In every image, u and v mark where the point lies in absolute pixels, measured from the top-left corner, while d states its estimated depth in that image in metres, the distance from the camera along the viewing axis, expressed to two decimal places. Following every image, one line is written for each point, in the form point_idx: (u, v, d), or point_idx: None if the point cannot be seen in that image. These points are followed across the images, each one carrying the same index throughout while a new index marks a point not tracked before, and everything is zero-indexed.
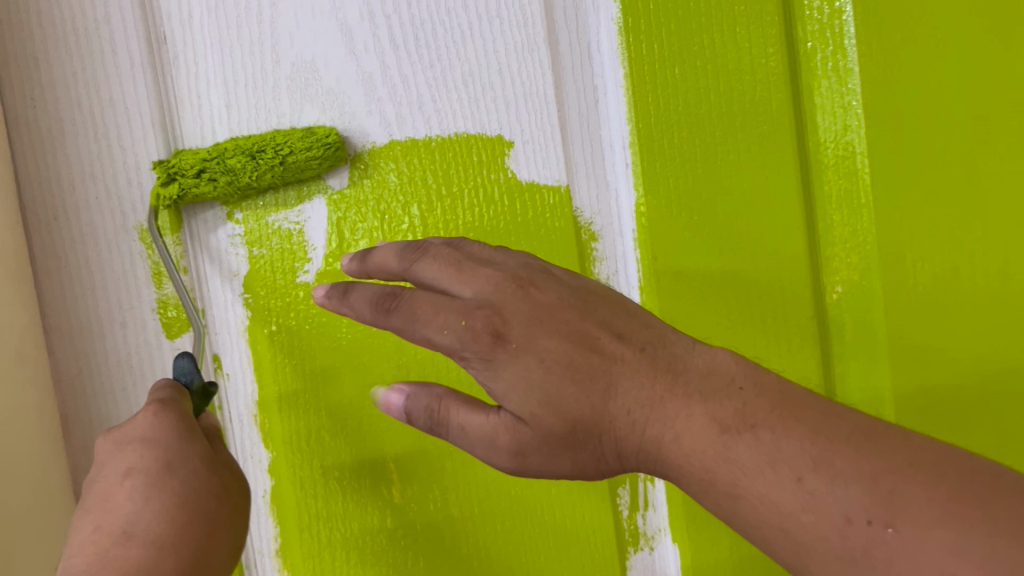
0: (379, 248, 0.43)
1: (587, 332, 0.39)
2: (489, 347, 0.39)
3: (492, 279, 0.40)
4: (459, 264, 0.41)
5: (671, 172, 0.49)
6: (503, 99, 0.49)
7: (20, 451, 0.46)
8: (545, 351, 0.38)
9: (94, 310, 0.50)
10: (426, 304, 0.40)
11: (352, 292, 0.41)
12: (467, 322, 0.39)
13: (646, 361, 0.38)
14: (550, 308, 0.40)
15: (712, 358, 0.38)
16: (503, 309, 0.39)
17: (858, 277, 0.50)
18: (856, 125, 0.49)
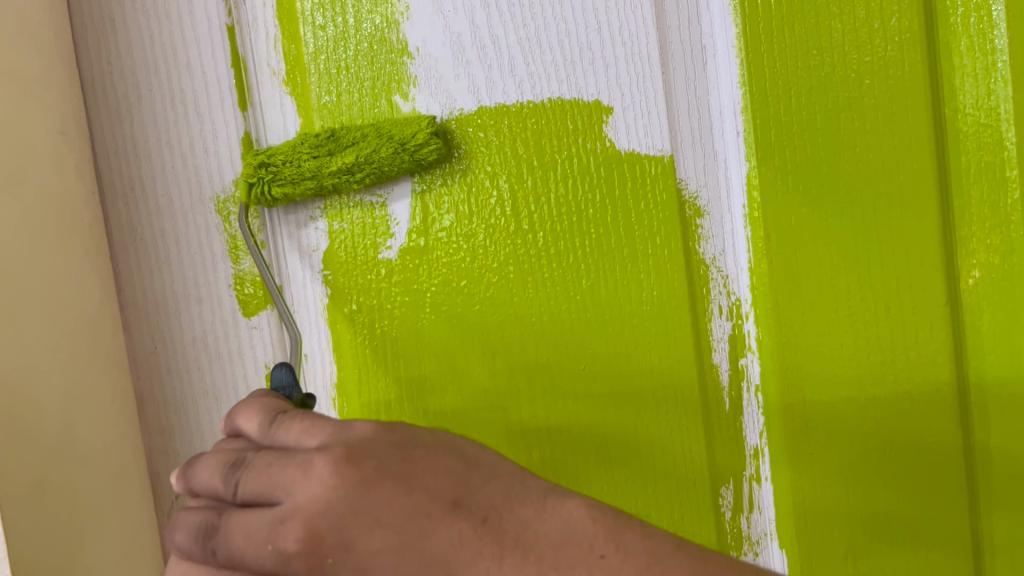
0: (243, 411, 0.33)
1: (411, 506, 0.29)
2: (305, 569, 0.28)
3: (303, 464, 0.29)
4: (270, 465, 0.30)
5: (787, 142, 0.45)
6: (602, 62, 0.45)
7: (91, 426, 0.44)
8: (367, 559, 0.28)
9: (169, 285, 0.48)
10: (234, 536, 0.30)
11: (177, 530, 0.31)
12: (274, 545, 0.29)
13: (489, 538, 0.29)
14: (363, 481, 0.29)
15: (565, 516, 0.29)
16: (312, 519, 0.28)
17: (998, 261, 0.45)
18: (1001, 89, 0.44)
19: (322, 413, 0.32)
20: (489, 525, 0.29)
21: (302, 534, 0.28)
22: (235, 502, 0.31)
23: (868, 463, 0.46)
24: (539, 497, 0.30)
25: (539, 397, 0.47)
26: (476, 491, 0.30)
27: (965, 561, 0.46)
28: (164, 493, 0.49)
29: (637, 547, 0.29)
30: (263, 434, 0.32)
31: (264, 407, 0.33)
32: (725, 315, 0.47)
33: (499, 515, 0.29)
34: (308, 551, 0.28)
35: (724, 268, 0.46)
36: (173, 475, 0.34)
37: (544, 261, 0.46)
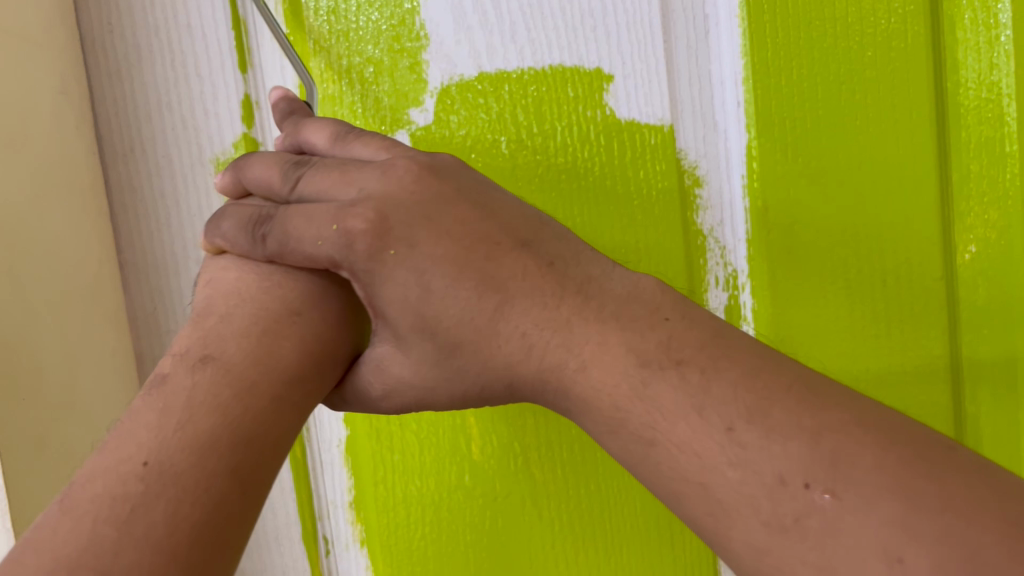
0: (314, 122, 0.40)
1: (486, 234, 0.34)
2: (366, 253, 0.34)
3: (381, 169, 0.36)
4: (343, 167, 0.36)
5: (788, 114, 0.45)
6: (603, 29, 0.45)
7: (89, 387, 0.45)
8: (426, 259, 0.34)
9: (168, 247, 0.48)
10: (297, 219, 0.35)
11: (226, 221, 0.38)
12: (340, 227, 0.34)
13: (555, 278, 0.34)
14: (442, 195, 0.35)
15: (636, 282, 0.34)
16: (384, 206, 0.34)
17: (996, 237, 0.45)
18: (1003, 62, 0.44)
19: (392, 140, 0.39)
20: (555, 268, 0.34)
21: (372, 219, 0.34)
22: (289, 198, 0.37)
23: None
24: (608, 265, 0.35)
25: (567, 184, 0.46)
26: (548, 241, 0.35)
27: None
28: None
29: (704, 322, 0.32)
30: (331, 145, 0.39)
31: (337, 125, 0.39)
32: (722, 286, 0.47)
33: (566, 263, 0.34)
34: (374, 234, 0.33)
35: (722, 240, 0.46)
36: (224, 177, 0.40)
37: None
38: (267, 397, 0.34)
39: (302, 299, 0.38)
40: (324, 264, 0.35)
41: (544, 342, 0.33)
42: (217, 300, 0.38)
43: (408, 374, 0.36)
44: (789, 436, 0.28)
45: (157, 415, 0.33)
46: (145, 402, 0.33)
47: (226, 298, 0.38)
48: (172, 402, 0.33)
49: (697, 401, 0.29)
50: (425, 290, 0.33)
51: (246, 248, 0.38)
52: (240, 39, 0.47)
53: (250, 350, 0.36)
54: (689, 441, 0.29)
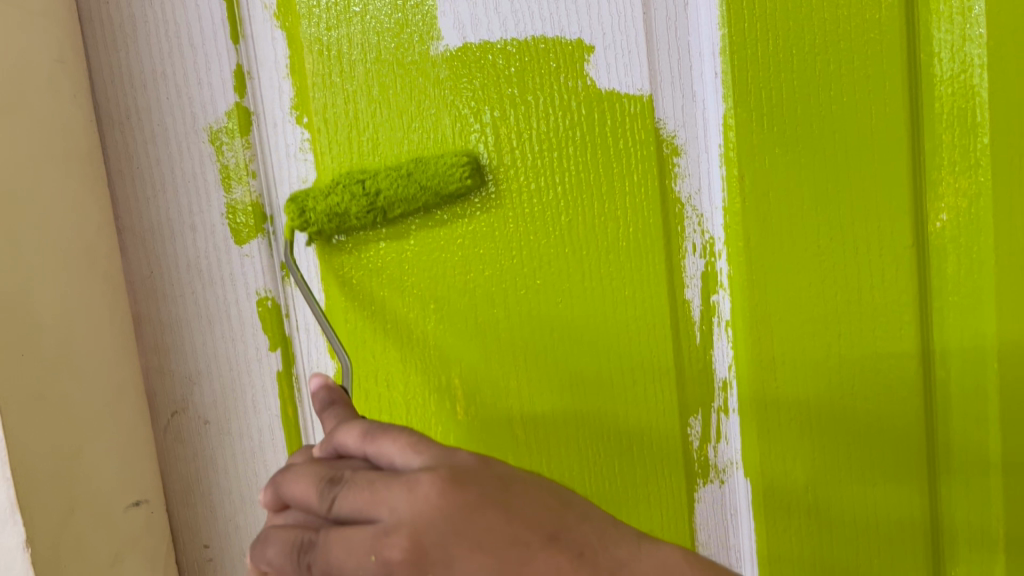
0: (344, 424, 0.37)
1: (517, 537, 0.33)
2: (408, 573, 0.32)
3: (408, 484, 0.33)
4: (373, 484, 0.34)
5: (765, 85, 0.46)
6: (585, 1, 0.46)
7: (87, 343, 0.46)
8: (467, 575, 0.32)
9: (164, 213, 0.50)
10: (337, 546, 0.33)
11: (268, 546, 0.35)
12: (379, 556, 0.32)
13: (588, 571, 0.34)
14: (467, 507, 0.33)
15: (660, 559, 0.35)
16: (417, 529, 0.32)
17: (966, 206, 0.46)
18: (976, 35, 0.44)
19: (420, 431, 0.36)
20: (585, 559, 0.34)
21: (407, 545, 0.32)
22: (329, 517, 0.35)
23: (829, 396, 0.48)
24: (633, 542, 0.35)
25: (550, 394, 0.49)
26: (573, 529, 0.35)
27: (919, 498, 0.49)
28: (160, 410, 0.51)
29: None
30: (363, 442, 0.35)
31: (363, 429, 0.36)
32: (699, 253, 0.48)
33: (595, 551, 0.34)
34: (411, 560, 0.32)
35: (699, 208, 0.48)
36: (263, 494, 0.37)
37: (525, 195, 0.47)
38: None
39: None
40: None
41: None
42: None
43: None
44: None
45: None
46: None
47: None
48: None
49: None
50: None
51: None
52: (231, 9, 0.48)
53: None
54: None
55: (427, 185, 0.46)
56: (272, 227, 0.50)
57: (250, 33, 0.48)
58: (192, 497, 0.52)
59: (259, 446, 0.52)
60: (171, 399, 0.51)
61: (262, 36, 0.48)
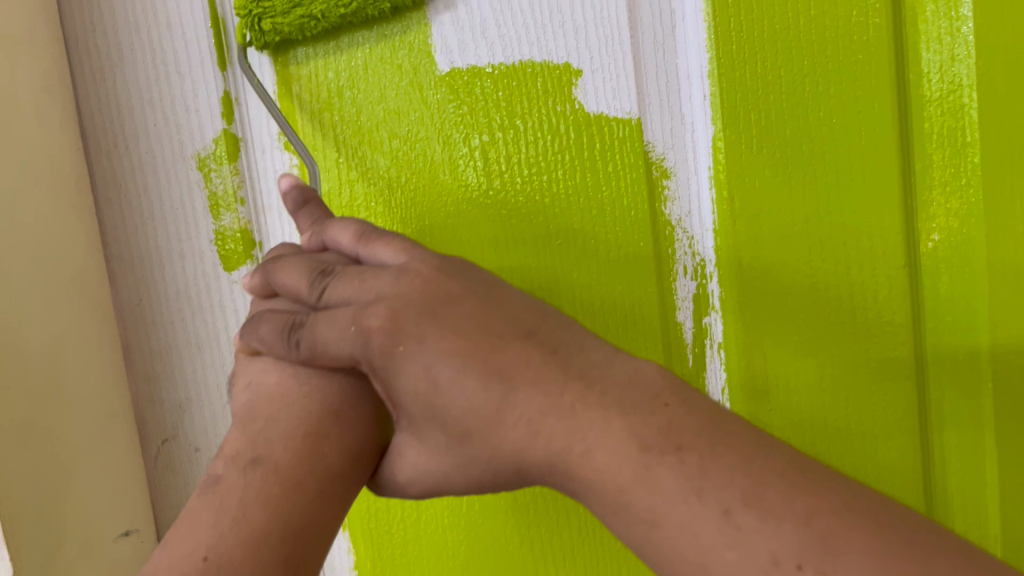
0: (340, 220, 0.42)
1: (491, 329, 0.36)
2: (381, 346, 0.36)
3: (396, 274, 0.38)
4: (362, 274, 0.39)
5: (753, 105, 0.46)
6: (572, 25, 0.46)
7: (75, 376, 0.46)
8: (432, 354, 0.35)
9: (153, 241, 0.49)
10: (323, 323, 0.38)
11: (262, 325, 0.40)
12: (358, 326, 0.37)
13: (557, 365, 0.34)
14: (447, 296, 0.37)
15: (636, 369, 0.34)
16: (394, 304, 0.37)
17: (958, 225, 0.45)
18: (964, 55, 0.44)
19: (413, 241, 0.41)
20: (557, 355, 0.35)
21: (385, 319, 0.36)
22: (317, 305, 0.40)
23: (822, 416, 0.48)
24: (609, 352, 0.36)
25: (523, 249, 0.48)
26: (551, 333, 0.36)
27: (917, 511, 0.48)
28: (151, 439, 0.51)
29: (703, 409, 0.33)
30: (356, 243, 0.41)
31: (358, 228, 0.41)
32: (690, 275, 0.48)
33: (569, 350, 0.35)
34: (387, 331, 0.36)
35: (689, 229, 0.47)
36: (258, 278, 0.43)
37: (516, 219, 0.48)
38: (312, 493, 0.39)
39: (337, 399, 0.41)
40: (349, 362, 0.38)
41: (549, 428, 0.33)
42: (261, 402, 0.41)
43: (426, 461, 0.38)
44: (784, 518, 0.29)
45: (215, 513, 0.37)
46: (201, 502, 0.38)
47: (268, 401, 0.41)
48: (226, 502, 0.38)
49: (694, 483, 0.30)
50: (434, 383, 0.35)
51: (281, 352, 0.40)
52: (218, 38, 0.48)
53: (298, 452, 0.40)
54: (687, 522, 0.30)
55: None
56: (261, 252, 0.50)
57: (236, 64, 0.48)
58: None
59: None
60: (161, 428, 0.51)
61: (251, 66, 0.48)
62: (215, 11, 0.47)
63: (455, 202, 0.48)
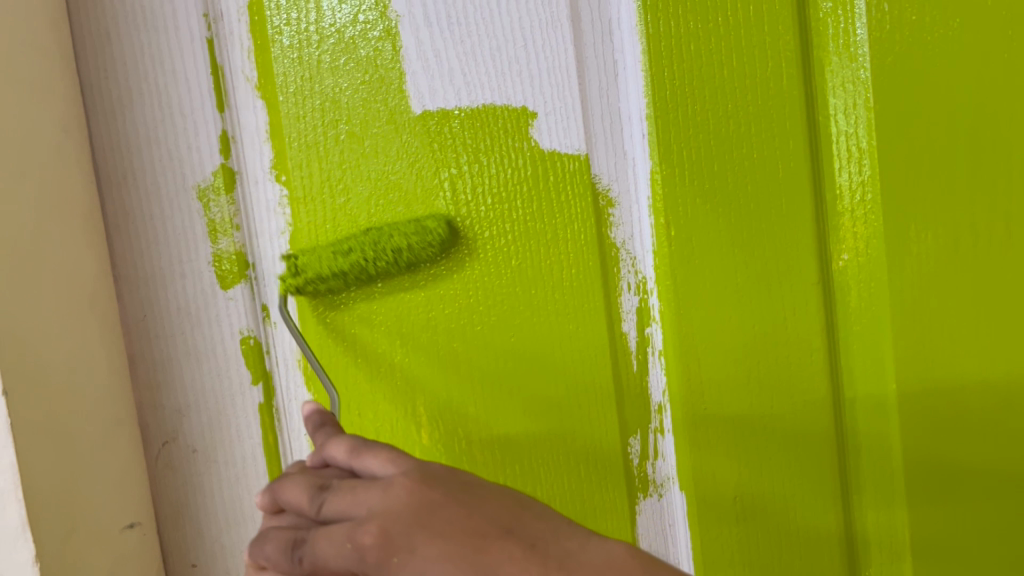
0: (335, 436, 0.45)
1: (474, 528, 0.39)
2: (379, 558, 0.39)
3: (384, 486, 0.41)
4: (354, 488, 0.41)
5: (685, 144, 0.52)
6: (528, 73, 0.53)
7: (89, 382, 0.51)
8: (427, 560, 0.38)
9: (157, 262, 0.55)
10: (322, 541, 0.40)
11: (267, 544, 0.42)
12: (353, 543, 0.39)
13: (538, 560, 0.38)
14: (433, 502, 0.40)
15: (606, 550, 0.38)
16: (386, 521, 0.39)
17: (864, 247, 0.53)
18: (864, 100, 0.51)
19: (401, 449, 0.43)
20: (536, 548, 0.38)
21: (376, 531, 0.39)
22: (318, 518, 0.42)
23: (751, 416, 0.54)
24: (581, 535, 0.39)
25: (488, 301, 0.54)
26: (527, 524, 0.39)
27: (835, 502, 0.55)
28: (152, 441, 0.57)
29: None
30: (348, 457, 0.43)
31: (350, 442, 0.44)
32: (633, 291, 0.54)
33: (546, 542, 0.38)
34: (381, 544, 0.39)
35: (632, 251, 0.54)
36: (260, 499, 0.45)
37: (480, 242, 0.54)
38: None
39: None
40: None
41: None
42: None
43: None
44: None
45: None
46: None
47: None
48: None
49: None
50: None
51: (286, 569, 0.42)
52: (218, 84, 0.54)
53: None
54: None
55: (381, 248, 0.51)
56: (254, 272, 0.56)
57: (234, 104, 0.54)
58: (181, 520, 0.57)
59: (242, 472, 0.57)
60: (162, 430, 0.57)
61: (246, 107, 0.54)
62: (216, 61, 0.54)
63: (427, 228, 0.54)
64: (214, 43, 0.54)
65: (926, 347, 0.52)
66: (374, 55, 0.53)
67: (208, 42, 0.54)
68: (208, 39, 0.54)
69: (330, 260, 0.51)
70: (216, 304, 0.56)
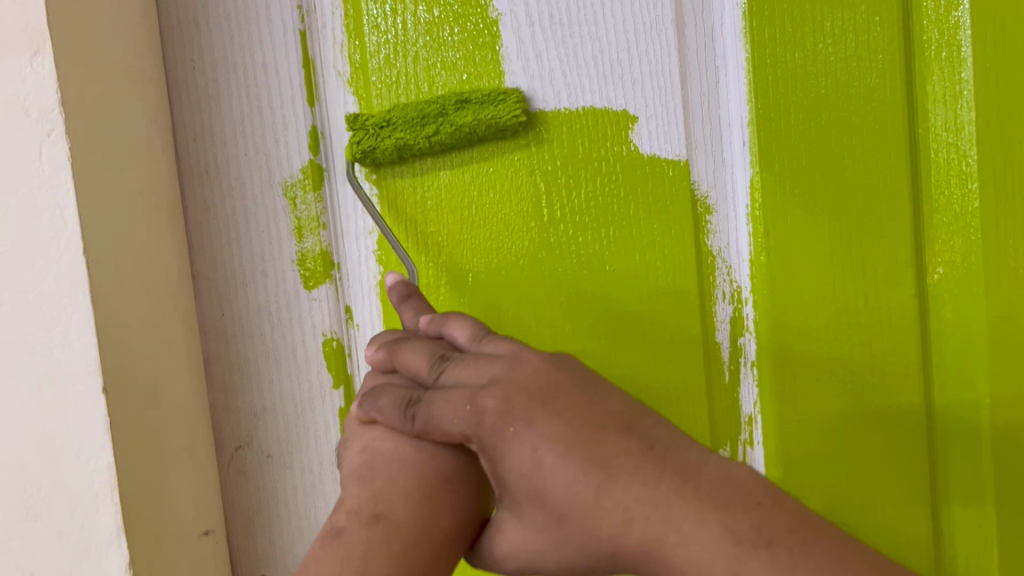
0: (457, 316, 0.44)
1: (594, 423, 0.37)
2: (494, 423, 0.38)
3: (509, 361, 0.39)
4: (479, 360, 0.40)
5: (787, 152, 0.52)
6: (630, 77, 0.52)
7: (172, 384, 0.50)
8: (542, 437, 0.37)
9: (238, 260, 0.54)
10: (438, 404, 0.40)
11: (381, 398, 0.43)
12: (472, 405, 0.38)
13: (654, 460, 0.37)
14: (559, 385, 0.39)
15: (728, 470, 0.36)
16: (509, 394, 0.38)
17: (960, 260, 0.52)
18: (966, 114, 0.51)
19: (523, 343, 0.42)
20: (655, 452, 0.37)
21: (497, 402, 0.38)
22: (434, 385, 0.41)
23: (842, 429, 0.53)
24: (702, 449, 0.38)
25: (576, 293, 0.53)
26: (647, 429, 0.38)
27: (923, 516, 0.54)
28: (225, 445, 0.55)
29: (792, 506, 0.36)
30: (471, 343, 0.42)
31: (474, 325, 0.43)
32: (728, 300, 0.54)
33: (665, 445, 0.37)
34: (500, 412, 0.38)
35: (728, 260, 0.54)
36: (376, 354, 0.45)
37: (571, 236, 0.53)
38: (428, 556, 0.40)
39: (447, 470, 0.42)
40: (459, 439, 0.39)
41: (644, 515, 0.35)
42: (380, 465, 0.42)
43: (526, 540, 0.39)
44: None
45: (339, 563, 0.39)
46: (324, 551, 0.39)
47: (384, 464, 0.42)
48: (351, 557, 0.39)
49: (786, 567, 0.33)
50: (538, 465, 0.37)
51: (397, 423, 0.42)
52: (309, 80, 0.53)
53: (416, 516, 0.40)
54: None
55: (472, 98, 0.51)
56: (338, 273, 0.54)
57: (325, 102, 0.53)
58: (251, 528, 0.55)
59: (318, 479, 0.55)
60: (236, 434, 0.55)
61: (337, 104, 0.53)
62: (309, 55, 0.53)
63: (517, 221, 0.53)
64: (308, 37, 0.53)
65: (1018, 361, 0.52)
66: (471, 55, 0.52)
67: (301, 35, 0.52)
68: (301, 33, 0.52)
69: (420, 138, 0.50)
70: (299, 305, 0.54)
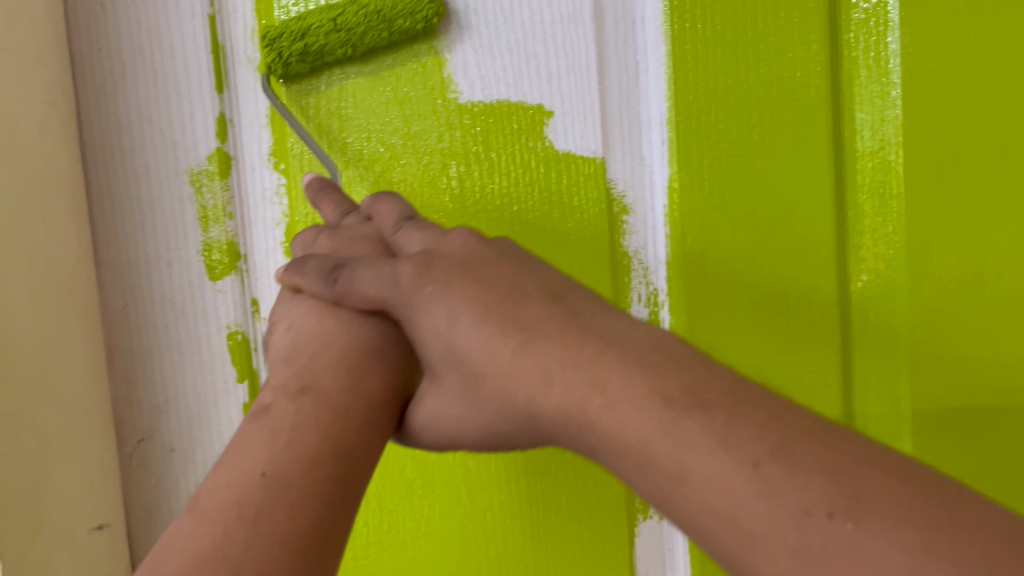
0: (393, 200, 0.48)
1: (518, 287, 0.41)
2: (411, 274, 0.43)
3: (445, 236, 0.45)
4: (424, 227, 0.46)
5: (706, 152, 0.50)
6: (546, 70, 0.50)
7: (64, 373, 0.48)
8: (458, 297, 0.41)
9: (142, 249, 0.52)
10: (363, 275, 0.45)
11: (309, 264, 0.47)
12: (393, 270, 0.44)
13: (578, 330, 0.38)
14: (482, 257, 0.43)
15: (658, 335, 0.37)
16: (435, 255, 0.43)
17: (884, 268, 0.50)
18: (892, 117, 0.49)
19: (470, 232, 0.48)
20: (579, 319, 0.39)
21: (418, 264, 0.43)
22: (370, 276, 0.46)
23: None
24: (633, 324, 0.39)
25: None
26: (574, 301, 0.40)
27: None
28: (126, 438, 0.53)
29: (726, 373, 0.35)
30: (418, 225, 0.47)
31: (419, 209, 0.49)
32: (644, 302, 0.52)
33: (589, 313, 0.39)
34: (419, 268, 0.43)
35: (645, 262, 0.52)
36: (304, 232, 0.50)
37: (489, 242, 0.52)
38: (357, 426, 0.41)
39: (373, 345, 0.45)
40: (379, 304, 0.44)
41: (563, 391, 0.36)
42: (302, 342, 0.46)
43: (448, 404, 0.43)
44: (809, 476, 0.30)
45: (268, 436, 0.40)
46: (254, 425, 0.41)
47: (305, 345, 0.45)
48: (280, 426, 0.40)
49: (722, 437, 0.31)
50: (455, 331, 0.40)
51: (319, 288, 0.46)
52: (217, 66, 0.51)
53: (341, 396, 0.42)
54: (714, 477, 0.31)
55: (395, 22, 0.49)
56: (245, 265, 0.53)
57: (234, 88, 0.52)
58: (152, 523, 0.54)
59: None
60: (138, 427, 0.53)
61: (247, 91, 0.52)
62: (218, 41, 0.51)
63: (431, 225, 0.52)
64: (218, 22, 0.51)
65: (943, 378, 0.50)
66: None
67: (212, 19, 0.51)
68: (210, 17, 0.51)
69: (327, 21, 0.49)
70: (205, 296, 0.53)
